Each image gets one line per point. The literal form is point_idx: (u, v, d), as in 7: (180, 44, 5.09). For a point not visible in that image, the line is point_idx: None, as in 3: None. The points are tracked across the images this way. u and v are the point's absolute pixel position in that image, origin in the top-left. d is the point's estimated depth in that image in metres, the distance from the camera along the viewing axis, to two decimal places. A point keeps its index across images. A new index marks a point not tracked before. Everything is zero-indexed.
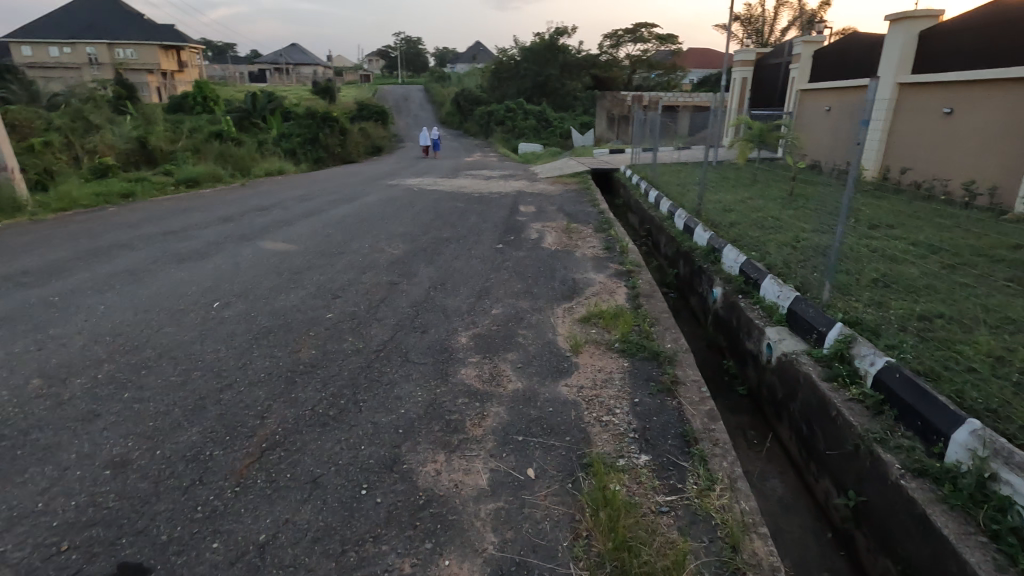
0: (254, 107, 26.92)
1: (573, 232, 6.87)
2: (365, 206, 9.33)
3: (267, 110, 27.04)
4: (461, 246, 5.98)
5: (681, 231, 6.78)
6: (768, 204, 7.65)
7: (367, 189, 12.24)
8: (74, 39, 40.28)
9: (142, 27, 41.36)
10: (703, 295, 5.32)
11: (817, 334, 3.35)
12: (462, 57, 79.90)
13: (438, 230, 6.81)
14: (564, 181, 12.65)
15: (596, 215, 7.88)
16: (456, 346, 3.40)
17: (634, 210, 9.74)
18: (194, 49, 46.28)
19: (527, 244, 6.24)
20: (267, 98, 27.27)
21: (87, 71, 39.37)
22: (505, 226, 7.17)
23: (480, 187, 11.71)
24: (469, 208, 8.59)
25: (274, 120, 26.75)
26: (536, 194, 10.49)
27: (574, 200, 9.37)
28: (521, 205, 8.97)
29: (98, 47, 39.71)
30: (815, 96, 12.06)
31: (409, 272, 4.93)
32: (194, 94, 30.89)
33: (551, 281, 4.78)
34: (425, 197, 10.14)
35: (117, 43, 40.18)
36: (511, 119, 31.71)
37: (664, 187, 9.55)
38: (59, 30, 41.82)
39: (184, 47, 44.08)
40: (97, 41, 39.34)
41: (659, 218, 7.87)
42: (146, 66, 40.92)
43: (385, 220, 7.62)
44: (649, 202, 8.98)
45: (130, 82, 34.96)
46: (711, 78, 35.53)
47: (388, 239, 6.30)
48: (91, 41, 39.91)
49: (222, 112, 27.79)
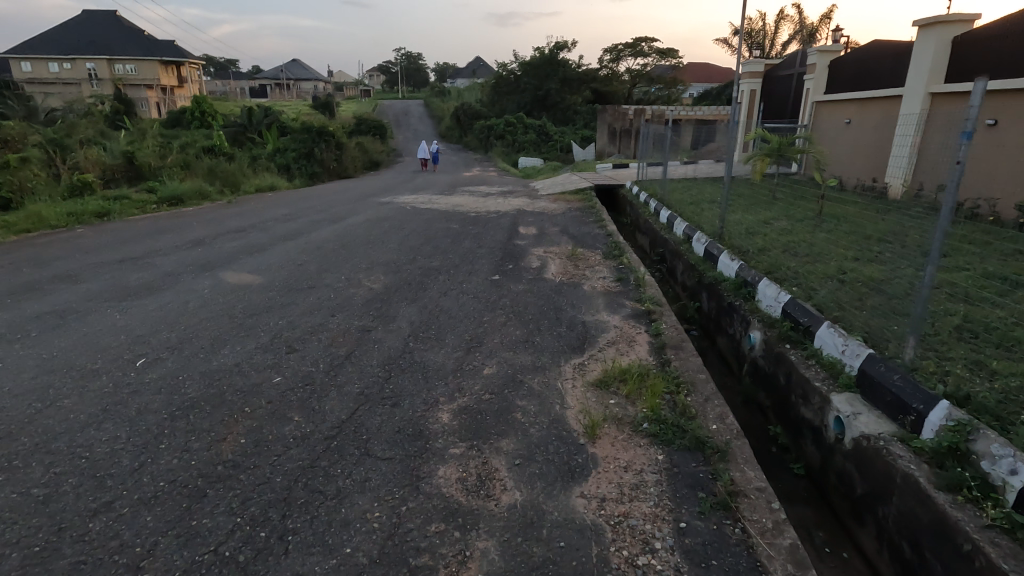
0: (249, 122, 26.38)
1: (579, 259, 6.09)
2: (352, 227, 8.58)
3: (262, 124, 26.49)
4: (451, 278, 5.21)
5: (702, 258, 5.99)
6: (796, 226, 6.89)
7: (357, 207, 11.52)
8: (72, 55, 40.04)
9: (142, 43, 41.22)
10: (734, 338, 4.53)
11: (910, 413, 2.56)
12: (463, 72, 79.95)
13: (426, 257, 6.04)
14: (566, 198, 11.92)
15: (603, 238, 7.12)
16: (433, 427, 2.60)
17: (644, 231, 8.98)
18: (194, 65, 46.16)
19: (527, 275, 5.46)
20: (263, 113, 26.74)
21: (86, 87, 39.16)
22: (502, 252, 6.41)
23: (477, 205, 10.98)
24: (464, 230, 7.84)
25: (269, 135, 26.17)
26: (537, 213, 9.74)
27: (578, 220, 8.62)
28: (521, 226, 8.21)
29: (97, 62, 39.38)
30: (832, 108, 11.37)
31: (387, 314, 4.16)
32: (190, 109, 30.43)
33: (554, 324, 3.98)
34: (417, 218, 9.39)
35: (116, 59, 39.98)
36: (511, 133, 31.16)
37: (675, 206, 8.80)
38: (58, 45, 41.58)
39: (185, 63, 43.93)
40: (96, 57, 39.05)
41: (673, 241, 7.09)
42: (146, 82, 40.67)
43: (369, 245, 6.86)
44: (660, 223, 8.21)
45: (127, 97, 34.55)
46: (712, 92, 35.08)
47: (368, 269, 5.53)
48: (90, 57, 39.73)
49: (217, 127, 27.27)
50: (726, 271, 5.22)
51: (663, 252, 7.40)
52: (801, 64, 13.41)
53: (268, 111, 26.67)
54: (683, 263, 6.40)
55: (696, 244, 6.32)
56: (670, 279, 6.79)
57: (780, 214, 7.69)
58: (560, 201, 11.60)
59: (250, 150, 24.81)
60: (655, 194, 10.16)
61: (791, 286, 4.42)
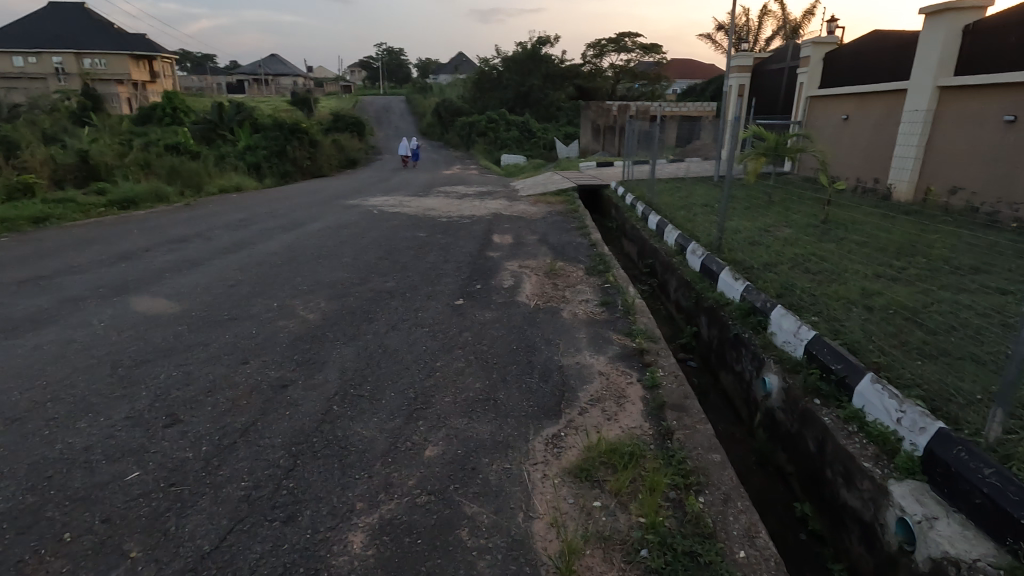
0: (219, 118, 25.18)
1: (558, 276, 5.30)
2: (308, 236, 7.69)
3: (233, 121, 25.31)
4: (405, 303, 4.38)
5: (699, 274, 5.24)
6: (800, 233, 6.19)
7: (321, 212, 10.61)
8: (37, 48, 38.36)
9: (112, 37, 39.65)
10: (742, 378, 3.78)
11: (1019, 534, 1.80)
12: (445, 68, 78.78)
13: (380, 275, 5.21)
14: (548, 200, 11.14)
15: (587, 249, 6.33)
16: (337, 564, 1.80)
17: (631, 238, 8.23)
18: (166, 59, 44.61)
19: (497, 297, 4.66)
20: (234, 109, 25.56)
21: (52, 82, 37.61)
22: (470, 267, 5.59)
23: (451, 208, 10.14)
24: (431, 240, 7.01)
25: (240, 131, 24.99)
26: (514, 217, 8.95)
27: (559, 226, 7.85)
28: (495, 234, 7.40)
29: (63, 56, 37.70)
30: (828, 104, 10.72)
31: (316, 358, 3.32)
32: (160, 105, 29.14)
33: (524, 371, 3.18)
34: (382, 223, 8.53)
35: (85, 52, 38.32)
36: (493, 130, 30.31)
37: (664, 210, 8.06)
38: (22, 39, 39.82)
39: (157, 57, 42.38)
40: (63, 51, 37.41)
41: (665, 250, 6.33)
42: (116, 77, 38.98)
43: (320, 259, 6.00)
44: (648, 230, 7.47)
45: (93, 92, 33.09)
46: (696, 88, 34.58)
47: (309, 292, 4.68)
48: (57, 51, 38.10)
49: (185, 123, 26.02)
50: (729, 292, 4.48)
51: (653, 262, 6.64)
52: (793, 58, 12.77)
53: (239, 107, 25.48)
54: (677, 277, 5.64)
55: (691, 256, 5.58)
56: (662, 294, 6.05)
57: (779, 219, 7.00)
58: (540, 203, 10.81)
59: (219, 148, 23.64)
60: (642, 197, 9.43)
61: (811, 316, 3.68)
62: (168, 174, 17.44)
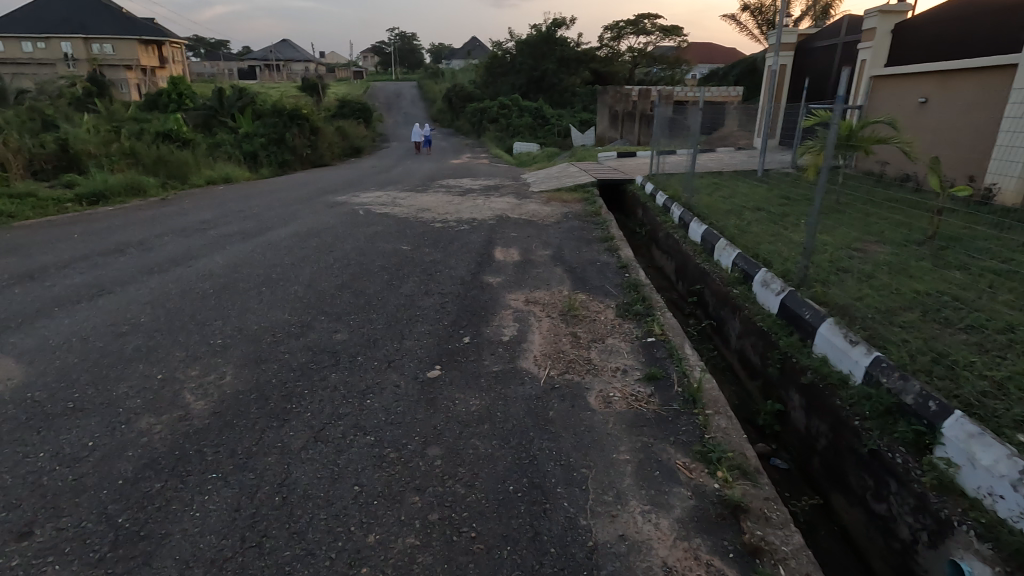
0: (220, 104, 23.71)
1: (579, 320, 3.81)
2: (270, 247, 6.27)
3: (235, 106, 23.88)
4: (352, 375, 2.94)
5: (778, 321, 3.72)
6: (900, 254, 4.66)
7: (302, 211, 9.20)
8: (44, 33, 37.34)
9: (120, 21, 38.52)
10: (891, 530, 2.29)
11: None
12: (458, 53, 76.78)
13: (334, 318, 3.77)
14: (564, 198, 9.60)
15: (616, 273, 4.83)
16: None
17: (666, 249, 6.72)
18: (174, 45, 43.44)
19: (491, 361, 3.20)
20: (234, 93, 24.18)
21: (60, 68, 36.71)
22: (460, 302, 4.14)
23: (450, 208, 8.68)
24: (417, 254, 5.55)
25: (240, 116, 23.54)
26: (523, 222, 7.45)
27: (577, 236, 6.34)
28: (498, 247, 5.92)
29: (72, 41, 36.74)
30: (898, 85, 9.02)
31: (162, 521, 1.89)
32: (164, 90, 27.95)
33: (525, 572, 1.73)
34: (364, 228, 7.10)
35: (93, 37, 37.17)
36: (505, 117, 28.66)
37: (709, 216, 6.50)
38: (29, 24, 38.78)
39: (166, 42, 41.20)
40: (70, 36, 36.34)
41: (720, 277, 4.80)
42: (124, 62, 37.74)
43: (266, 286, 4.59)
44: (691, 243, 5.94)
45: (98, 78, 32.00)
46: (719, 72, 32.45)
47: (223, 350, 3.26)
48: (64, 36, 37.14)
49: (185, 110, 24.75)
50: (841, 362, 2.98)
51: (702, 287, 5.12)
52: (849, 33, 11.03)
53: (241, 92, 24.04)
54: (742, 320, 4.13)
55: (765, 291, 4.06)
56: (718, 337, 4.54)
57: (863, 231, 5.47)
58: (554, 202, 9.29)
59: (216, 135, 22.28)
60: (678, 196, 7.89)
61: (1018, 436, 2.19)
62: (154, 164, 16.12)
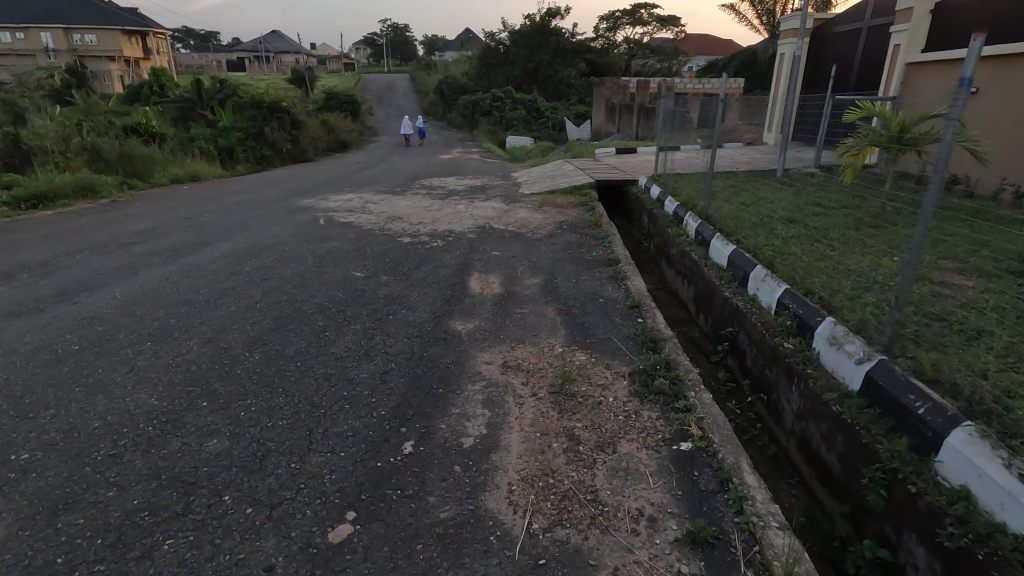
0: (199, 97, 22.34)
1: (576, 403, 2.66)
2: (196, 270, 5.08)
3: (215, 98, 22.41)
4: (199, 545, 1.78)
5: (866, 407, 2.57)
6: (1003, 293, 3.51)
7: (258, 218, 7.98)
8: (25, 23, 35.82)
9: (102, 11, 36.93)
10: None
11: None
12: (451, 44, 75.13)
13: (221, 406, 2.58)
14: (558, 203, 8.43)
15: (626, 316, 3.65)
16: None
17: (682, 270, 5.56)
18: (160, 36, 41.99)
19: (440, 495, 2.05)
20: (214, 84, 22.78)
21: (42, 59, 35.29)
22: (411, 370, 2.95)
23: (427, 216, 7.49)
24: (371, 287, 4.36)
25: (221, 108, 22.06)
26: (510, 235, 6.29)
27: (573, 257, 5.16)
28: (475, 273, 4.73)
29: (53, 32, 35.28)
30: (942, 73, 7.84)
31: None
32: (143, 83, 26.58)
33: None
34: (318, 244, 5.91)
35: (76, 28, 35.63)
36: (498, 110, 27.38)
37: (735, 231, 5.32)
38: (5, 14, 37.18)
39: (151, 34, 39.64)
40: (51, 26, 34.83)
41: (764, 323, 3.62)
42: (108, 53, 36.00)
43: (153, 340, 3.39)
44: (717, 268, 4.77)
45: (76, 69, 30.51)
46: (718, 63, 31.23)
47: (17, 481, 2.07)
48: (46, 26, 35.64)
49: (161, 103, 23.37)
50: (1001, 509, 1.85)
51: (737, 332, 3.95)
52: (877, 16, 9.85)
53: (221, 85, 22.69)
54: (803, 395, 2.96)
55: (835, 353, 2.91)
56: (764, 406, 3.38)
57: (935, 257, 4.32)
58: (547, 209, 8.10)
59: (191, 128, 20.94)
60: (692, 203, 6.72)
61: None
62: (116, 160, 14.82)
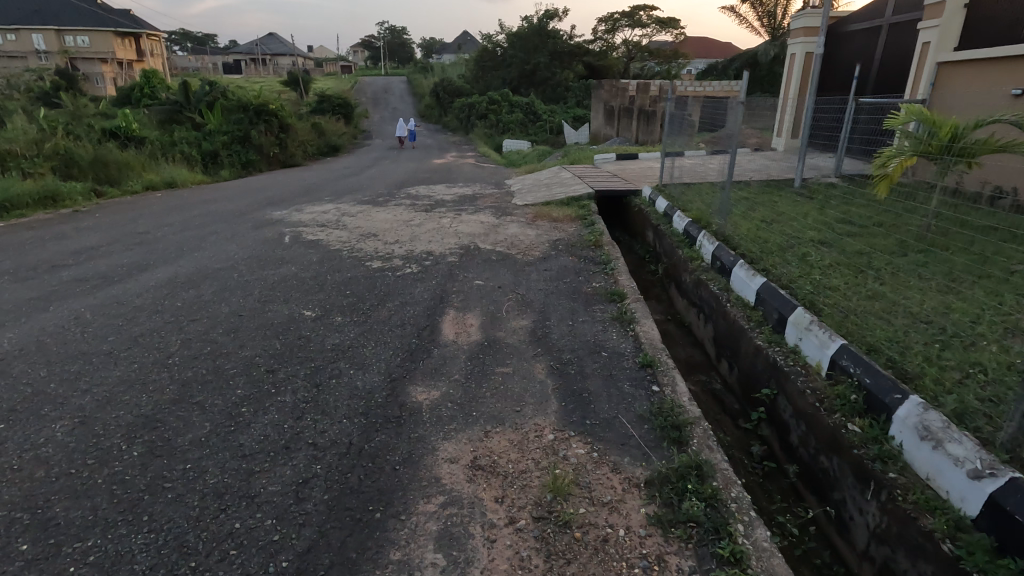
0: (186, 99, 21.53)
1: (572, 541, 1.85)
2: (118, 305, 4.25)
3: (203, 101, 21.58)
4: None
5: (997, 552, 1.77)
6: None
7: (219, 234, 7.14)
8: (13, 24, 34.92)
9: (94, 12, 36.18)
10: None
11: None
12: (448, 47, 74.41)
13: (46, 554, 1.76)
14: (554, 217, 7.62)
15: (636, 380, 2.83)
16: None
17: (698, 301, 4.75)
18: (154, 38, 41.23)
19: None
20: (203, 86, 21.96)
21: (33, 60, 34.52)
22: (342, 477, 2.14)
23: (406, 232, 6.66)
24: (320, 332, 3.53)
25: (208, 110, 21.23)
26: (498, 257, 5.48)
27: (570, 289, 4.34)
28: (450, 311, 3.91)
29: (43, 33, 34.41)
30: (979, 74, 7.06)
31: None
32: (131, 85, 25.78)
33: None
34: (273, 270, 5.07)
35: (66, 29, 34.84)
36: (494, 113, 26.60)
37: (760, 258, 4.51)
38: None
39: (144, 35, 38.88)
40: (41, 28, 33.96)
41: (815, 390, 2.81)
42: (100, 55, 35.17)
43: (12, 419, 2.56)
44: (743, 305, 3.96)
45: (63, 70, 29.69)
46: (717, 66, 30.52)
47: None
48: (37, 27, 34.84)
49: (146, 105, 22.55)
50: None
51: (776, 395, 3.14)
52: (898, 13, 9.09)
53: (209, 86, 21.89)
54: (887, 511, 2.15)
55: (929, 452, 2.11)
56: (822, 507, 2.58)
57: (1013, 296, 3.52)
58: (541, 223, 7.28)
59: (174, 130, 20.09)
60: (705, 220, 5.91)
61: None
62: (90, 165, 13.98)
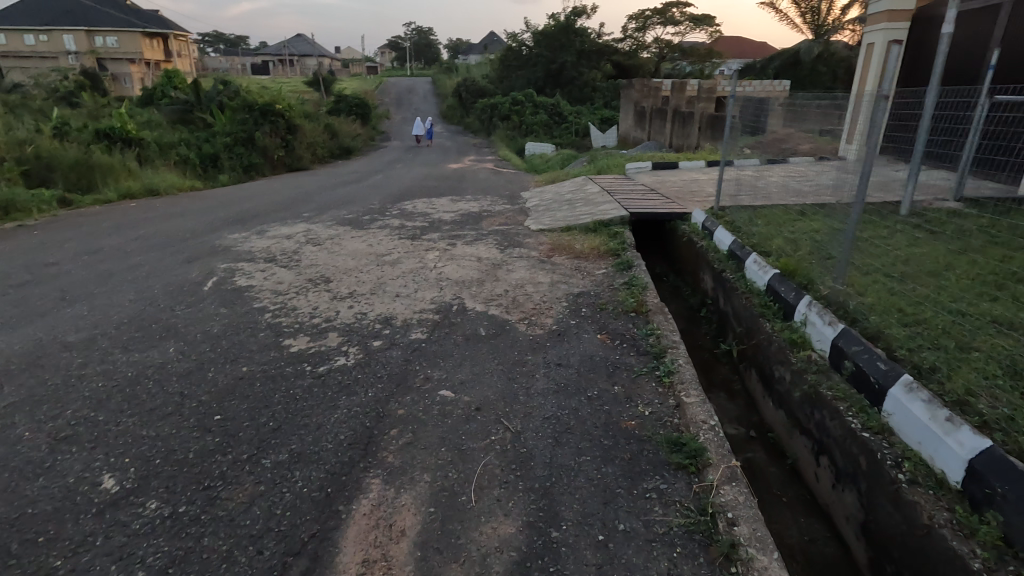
0: (198, 100, 20.42)
1: None
2: None
3: (214, 102, 20.30)
4: None
5: None
6: None
7: (138, 270, 5.45)
8: (41, 25, 34.44)
9: (122, 12, 35.60)
10: None
11: None
12: (474, 48, 72.95)
13: None
14: (577, 251, 5.73)
15: None
16: None
17: (813, 429, 2.85)
18: (184, 38, 40.64)
19: None
20: (216, 87, 20.79)
21: (62, 60, 34.12)
22: None
23: (372, 276, 4.86)
24: (89, 557, 1.75)
25: (217, 112, 19.87)
26: (489, 331, 3.61)
27: (597, 426, 2.48)
28: (372, 486, 2.09)
29: (73, 33, 33.78)
30: None
31: None
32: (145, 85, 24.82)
33: None
34: (143, 351, 3.33)
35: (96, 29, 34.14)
36: (517, 115, 24.79)
37: (933, 371, 2.58)
38: (18, 14, 35.80)
39: (173, 37, 38.20)
40: (71, 28, 33.40)
41: None
42: (128, 56, 34.44)
43: None
44: (937, 486, 2.06)
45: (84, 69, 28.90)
46: (755, 64, 28.03)
47: None
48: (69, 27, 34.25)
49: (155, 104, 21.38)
50: None
51: None
52: None
53: (222, 86, 20.72)
54: None
55: None
56: None
57: None
58: (558, 262, 5.41)
59: (177, 131, 18.86)
60: (801, 273, 3.96)
61: None
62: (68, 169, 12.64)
